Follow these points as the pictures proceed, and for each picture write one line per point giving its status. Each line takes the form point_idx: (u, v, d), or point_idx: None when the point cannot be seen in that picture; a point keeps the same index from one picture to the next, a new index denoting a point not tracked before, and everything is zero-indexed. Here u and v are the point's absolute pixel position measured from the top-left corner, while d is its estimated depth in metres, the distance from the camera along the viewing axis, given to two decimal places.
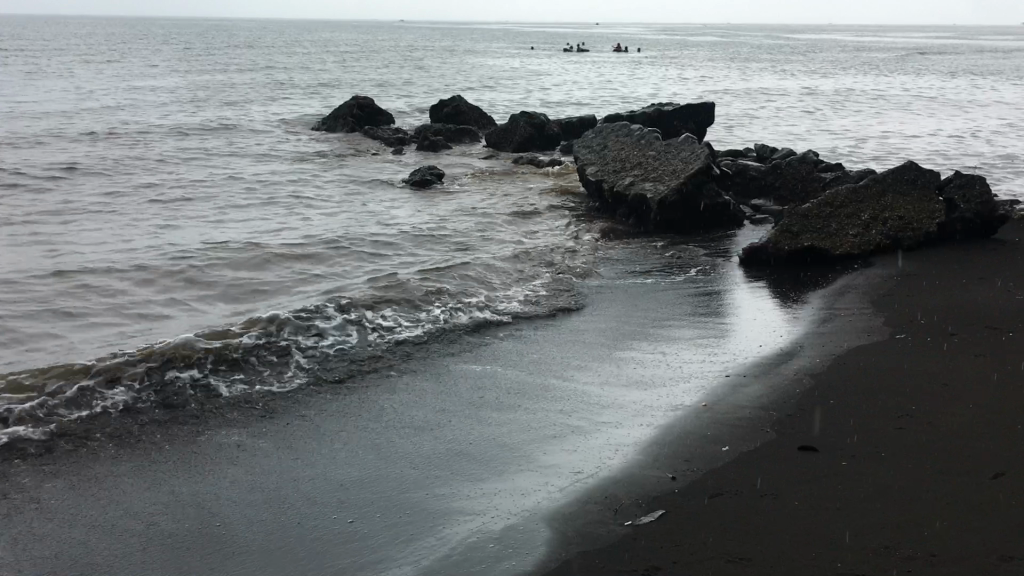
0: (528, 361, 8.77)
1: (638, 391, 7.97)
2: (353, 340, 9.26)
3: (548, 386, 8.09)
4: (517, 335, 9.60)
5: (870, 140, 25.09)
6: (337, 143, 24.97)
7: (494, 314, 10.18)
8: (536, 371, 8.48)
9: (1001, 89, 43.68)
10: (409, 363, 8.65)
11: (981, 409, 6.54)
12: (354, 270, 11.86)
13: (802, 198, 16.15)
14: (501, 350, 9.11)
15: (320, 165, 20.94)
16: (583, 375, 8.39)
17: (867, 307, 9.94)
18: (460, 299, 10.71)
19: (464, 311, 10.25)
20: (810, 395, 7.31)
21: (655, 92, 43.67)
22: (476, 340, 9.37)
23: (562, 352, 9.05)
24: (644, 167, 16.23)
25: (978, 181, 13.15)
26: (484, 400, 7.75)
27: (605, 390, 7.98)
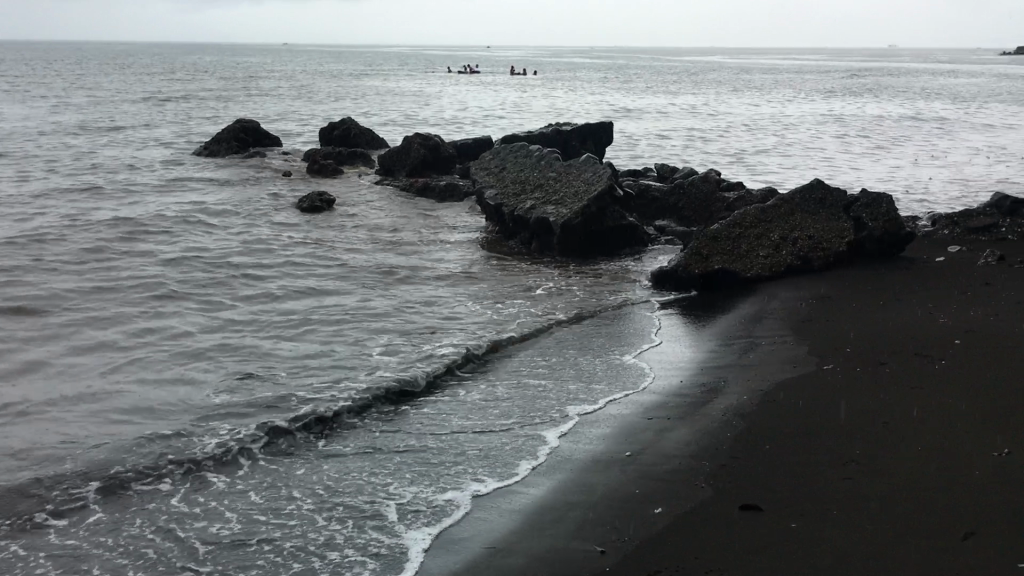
0: (436, 410, 7.79)
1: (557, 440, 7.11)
2: (237, 389, 8.23)
3: (457, 439, 7.13)
4: (420, 372, 8.70)
5: (765, 158, 25.12)
6: (221, 169, 23.69)
7: (394, 352, 9.27)
8: (446, 422, 7.53)
9: (881, 108, 44.98)
10: (297, 415, 7.61)
11: (933, 454, 5.92)
12: (239, 311, 10.85)
13: (706, 218, 15.75)
14: (402, 392, 8.19)
15: (202, 194, 19.72)
16: (498, 423, 7.47)
17: (787, 334, 9.40)
18: (357, 337, 9.81)
19: (359, 351, 9.30)
20: (745, 442, 6.60)
21: (550, 114, 43.51)
22: (368, 381, 8.41)
23: (474, 397, 8.13)
24: (545, 189, 15.59)
25: (884, 199, 12.80)
26: (384, 460, 6.75)
27: (523, 441, 7.09)
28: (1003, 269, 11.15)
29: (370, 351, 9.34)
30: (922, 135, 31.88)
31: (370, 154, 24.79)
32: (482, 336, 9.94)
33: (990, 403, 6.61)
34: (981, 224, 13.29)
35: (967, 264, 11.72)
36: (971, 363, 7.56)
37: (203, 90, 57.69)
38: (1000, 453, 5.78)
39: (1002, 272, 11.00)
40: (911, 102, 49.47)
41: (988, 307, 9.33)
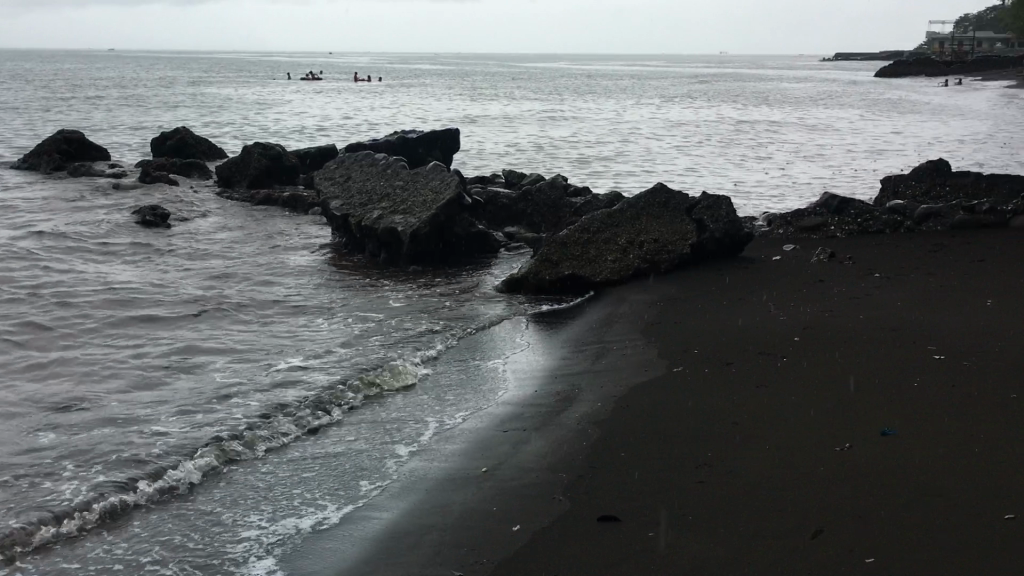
0: (285, 432, 7.44)
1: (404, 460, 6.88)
2: (65, 425, 7.63)
3: (300, 465, 6.81)
4: (267, 394, 8.31)
5: (608, 163, 25.64)
6: (45, 184, 22.22)
7: (239, 375, 8.83)
8: (294, 448, 7.19)
9: (715, 113, 46.88)
10: (132, 448, 7.10)
11: (781, 452, 6.04)
12: (66, 339, 10.12)
13: (554, 223, 15.88)
14: (248, 415, 7.78)
15: (23, 213, 18.42)
16: (346, 446, 7.18)
17: (637, 338, 9.48)
18: (198, 360, 9.31)
19: (200, 377, 8.81)
20: (601, 451, 6.56)
21: (396, 121, 43.14)
22: (205, 407, 7.98)
23: (324, 417, 7.80)
24: (392, 198, 15.33)
25: (723, 201, 13.15)
26: (219, 490, 6.40)
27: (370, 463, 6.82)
28: (834, 267, 11.66)
29: (210, 375, 8.90)
30: (754, 138, 33.40)
31: (207, 165, 23.83)
32: (334, 353, 9.61)
33: (831, 398, 6.82)
34: (812, 222, 13.87)
35: (801, 263, 12.19)
36: (811, 359, 7.80)
37: (27, 99, 54.44)
38: (842, 447, 5.94)
39: (833, 270, 11.50)
40: (742, 107, 51.91)
41: (822, 304, 9.72)
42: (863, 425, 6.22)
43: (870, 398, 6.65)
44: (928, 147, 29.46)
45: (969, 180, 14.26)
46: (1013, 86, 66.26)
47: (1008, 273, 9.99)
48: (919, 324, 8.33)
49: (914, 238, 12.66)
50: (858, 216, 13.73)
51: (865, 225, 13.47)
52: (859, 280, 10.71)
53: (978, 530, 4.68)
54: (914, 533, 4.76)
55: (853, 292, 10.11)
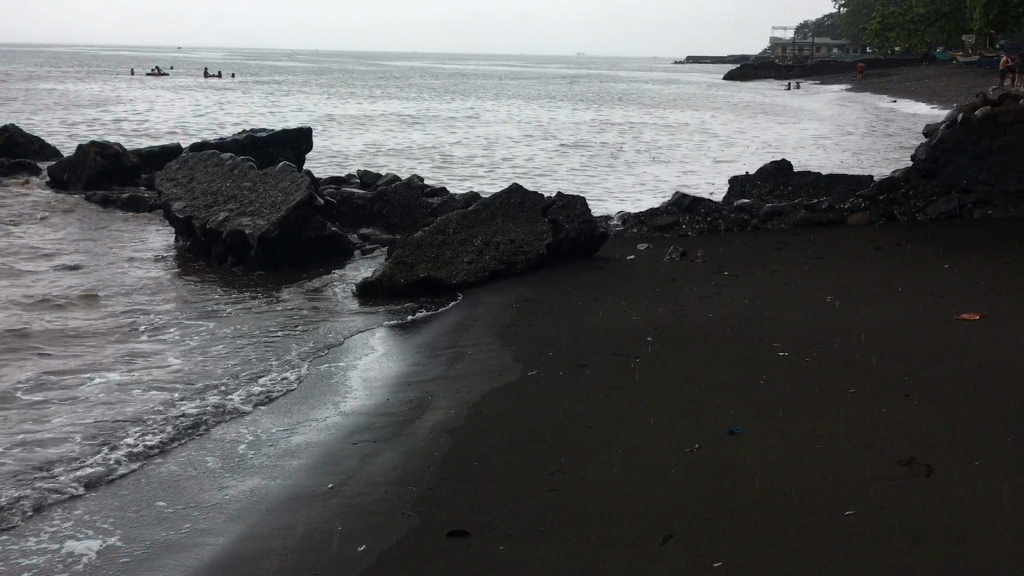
0: (103, 454, 6.95)
1: (240, 483, 6.49)
2: None
3: (121, 491, 6.36)
4: (97, 415, 7.76)
5: (466, 163, 25.53)
6: None
7: (68, 394, 8.22)
8: (125, 471, 6.71)
9: (571, 113, 47.56)
10: None
11: (633, 454, 6.01)
12: None
13: (410, 223, 15.61)
14: (76, 440, 7.23)
15: None
16: (177, 469, 6.74)
17: (492, 342, 9.34)
18: (21, 380, 8.63)
19: (24, 397, 8.15)
20: (452, 461, 6.36)
21: (248, 120, 41.85)
22: (22, 429, 7.40)
23: (158, 435, 7.32)
24: (239, 200, 14.71)
25: (578, 201, 13.16)
26: (40, 524, 5.92)
27: (199, 490, 6.40)
28: (684, 265, 11.86)
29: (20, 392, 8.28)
30: (609, 139, 33.99)
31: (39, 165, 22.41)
32: (172, 366, 9.09)
33: (681, 398, 6.83)
34: (664, 221, 14.10)
35: (654, 262, 12.36)
36: (662, 359, 7.83)
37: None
38: (692, 448, 5.94)
39: (685, 268, 11.69)
40: (600, 108, 52.91)
41: (673, 303, 9.83)
42: (714, 425, 6.24)
43: (719, 397, 6.70)
44: (773, 147, 30.72)
45: (809, 178, 14.82)
46: (850, 90, 70.11)
47: (846, 269, 10.38)
48: (765, 322, 8.50)
49: (760, 236, 13.04)
50: (707, 215, 14.05)
51: (714, 224, 13.79)
52: (708, 279, 10.91)
53: (822, 527, 4.72)
54: (761, 533, 4.76)
55: (703, 291, 10.28)
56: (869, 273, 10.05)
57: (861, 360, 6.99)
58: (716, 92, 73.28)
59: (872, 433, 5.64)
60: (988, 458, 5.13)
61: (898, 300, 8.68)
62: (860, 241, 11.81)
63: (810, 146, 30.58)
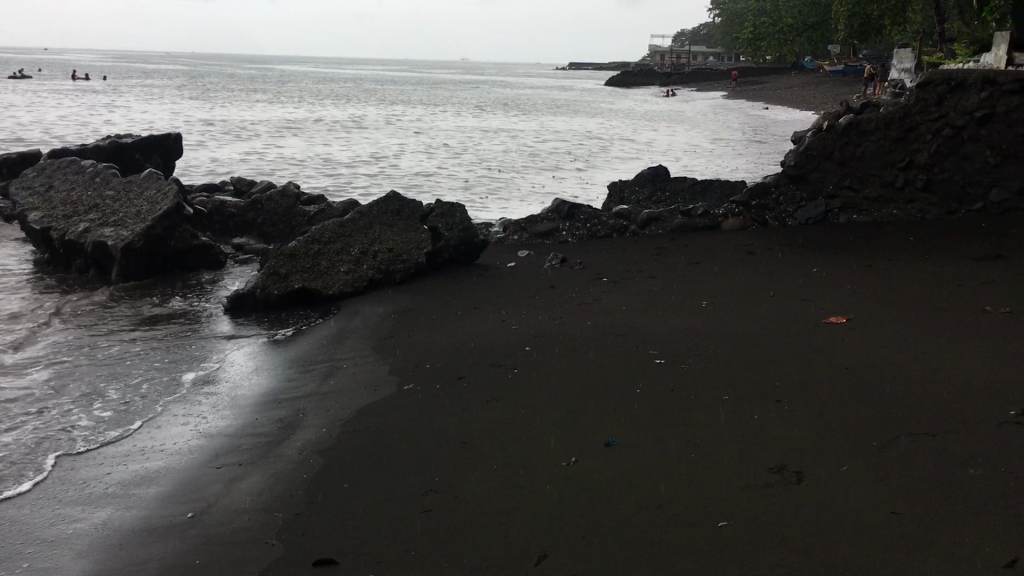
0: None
1: (91, 515, 6.05)
2: None
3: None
4: None
5: (346, 169, 25.05)
6: None
7: None
8: None
9: (454, 119, 47.43)
10: None
11: (508, 469, 5.86)
12: None
13: (286, 232, 15.12)
14: None
15: None
16: (21, 504, 6.24)
17: (369, 354, 9.05)
18: None
19: None
20: (322, 483, 6.08)
21: (116, 125, 40.19)
22: None
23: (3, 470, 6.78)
24: (102, 210, 13.97)
25: (457, 208, 12.94)
26: None
27: (45, 525, 5.93)
28: (564, 272, 11.84)
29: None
30: (492, 145, 34.00)
31: None
32: (23, 390, 8.50)
33: (558, 410, 6.74)
34: (545, 228, 14.07)
35: (535, 268, 12.30)
36: (540, 369, 7.73)
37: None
38: (569, 462, 5.83)
39: (565, 275, 11.67)
40: (483, 113, 52.98)
41: (552, 311, 9.76)
42: (592, 437, 6.16)
43: (597, 407, 6.64)
44: (652, 152, 31.28)
45: (686, 184, 15.06)
46: (725, 97, 72.33)
47: (720, 274, 10.54)
48: (641, 328, 8.53)
49: (638, 241, 13.15)
50: (588, 221, 14.10)
51: (594, 230, 13.86)
52: (587, 285, 10.92)
53: (698, 537, 4.67)
54: (637, 547, 4.67)
55: (582, 298, 10.26)
56: (743, 278, 10.20)
57: (734, 366, 7.05)
58: (596, 98, 74.48)
59: (746, 441, 5.66)
60: (856, 462, 5.18)
61: (768, 305, 8.84)
62: (733, 246, 12.03)
63: (687, 151, 31.26)
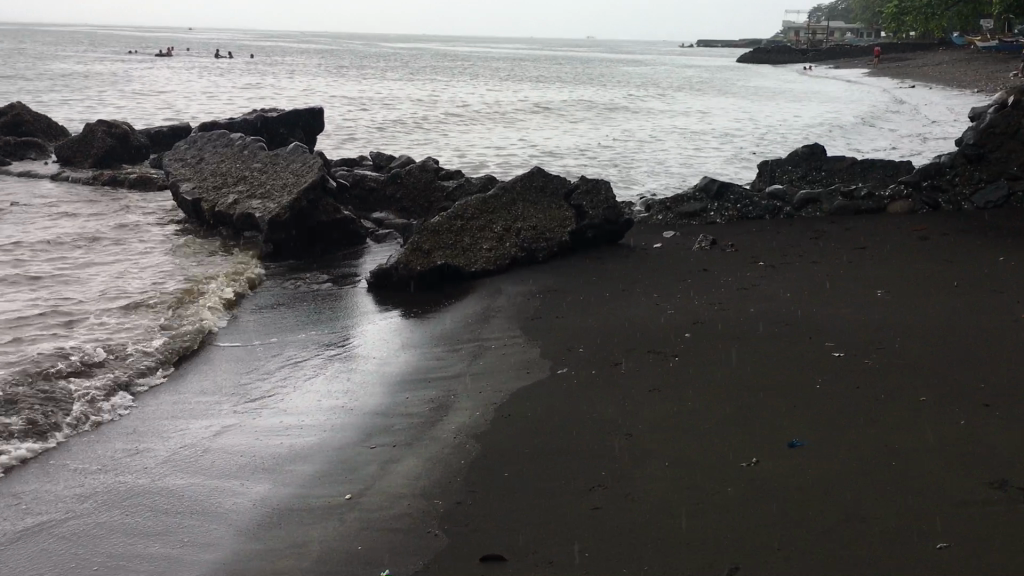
0: (94, 463, 6.43)
1: (257, 485, 6.01)
2: None
3: (117, 500, 5.85)
4: (107, 412, 7.29)
5: (480, 145, 24.94)
6: None
7: (79, 383, 7.77)
8: (133, 474, 6.23)
9: (585, 96, 46.86)
10: None
11: (683, 470, 5.45)
12: None
13: (425, 208, 15.01)
14: (84, 441, 6.78)
15: None
16: (183, 473, 6.22)
17: (517, 335, 8.75)
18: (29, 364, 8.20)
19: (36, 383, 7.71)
20: (482, 471, 5.81)
21: (258, 99, 41.43)
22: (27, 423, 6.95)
23: (166, 438, 6.83)
24: (249, 182, 14.18)
25: (603, 185, 12.48)
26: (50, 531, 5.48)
27: (209, 494, 5.90)
28: (717, 254, 11.25)
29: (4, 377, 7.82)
30: (625, 122, 33.31)
31: (48, 146, 22.23)
32: (183, 358, 8.60)
33: (730, 404, 6.28)
34: (692, 208, 13.47)
35: (683, 250, 11.76)
36: (703, 357, 7.29)
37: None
38: (750, 462, 5.42)
39: (716, 258, 11.08)
40: (613, 90, 52.29)
41: (709, 296, 9.24)
42: (773, 435, 5.72)
43: (774, 402, 6.19)
44: (792, 131, 30.04)
45: (845, 164, 14.25)
46: (867, 74, 69.11)
47: (890, 261, 9.80)
48: (811, 318, 7.98)
49: (795, 224, 12.42)
50: (738, 201, 13.42)
51: (745, 211, 13.20)
52: (744, 269, 10.33)
53: (911, 553, 4.21)
54: (843, 565, 4.20)
55: (739, 282, 9.70)
56: (918, 266, 9.42)
57: (927, 365, 6.45)
58: (728, 76, 72.47)
59: (955, 451, 5.12)
60: None
61: (953, 296, 8.12)
62: (902, 231, 11.20)
63: (828, 130, 29.89)
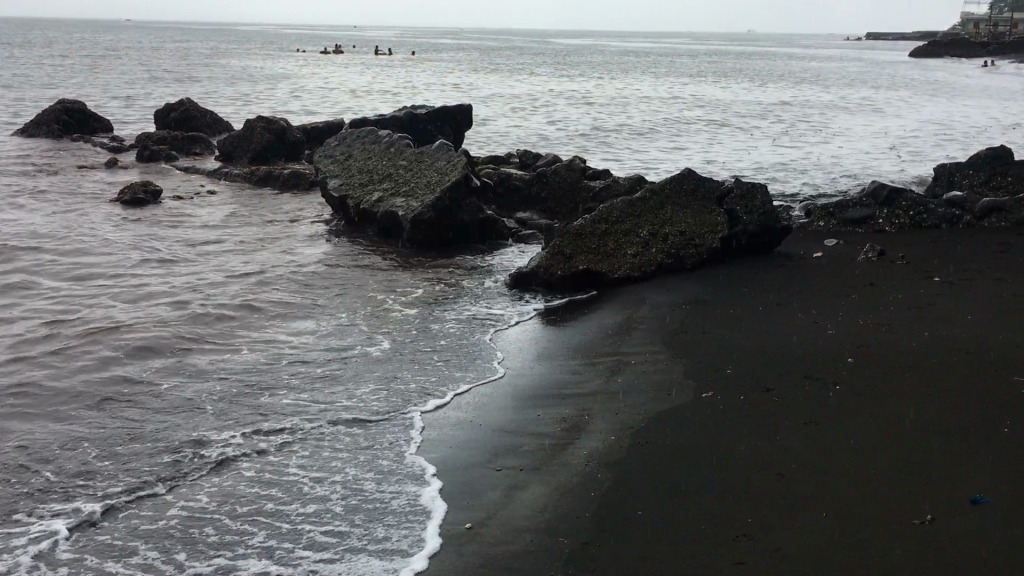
0: (223, 462, 6.22)
1: (387, 503, 5.60)
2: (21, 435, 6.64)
3: (243, 508, 5.58)
4: (241, 405, 7.20)
5: (631, 144, 24.28)
6: (49, 153, 21.59)
7: (219, 378, 7.76)
8: (260, 471, 6.06)
9: (743, 93, 45.18)
10: (85, 469, 6.09)
11: (840, 526, 4.78)
12: (38, 325, 9.20)
13: (570, 209, 14.53)
14: (218, 432, 6.69)
15: (21, 183, 17.63)
16: (311, 482, 5.90)
17: (660, 351, 8.16)
18: (174, 357, 8.30)
19: (177, 379, 7.75)
20: (612, 508, 5.31)
21: (413, 96, 42.08)
22: (164, 416, 6.96)
23: (296, 435, 6.62)
24: (395, 179, 14.09)
25: (759, 189, 11.65)
26: (178, 523, 5.42)
27: (337, 509, 5.51)
28: (885, 267, 10.29)
29: (139, 375, 7.87)
30: (786, 120, 31.85)
31: (211, 141, 23.10)
32: (319, 354, 8.46)
33: (897, 446, 5.52)
34: (858, 214, 12.46)
35: (847, 261, 10.83)
36: (868, 386, 6.54)
37: (52, 67, 53.87)
38: (923, 520, 4.70)
39: (884, 271, 10.12)
40: (777, 87, 50.14)
41: (875, 315, 8.37)
42: (952, 487, 4.97)
43: (953, 446, 5.41)
44: (975, 131, 27.75)
45: None
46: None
47: None
48: (997, 346, 7.06)
49: (976, 235, 11.27)
50: (911, 208, 12.32)
51: (918, 219, 12.09)
52: (916, 285, 9.36)
53: None
54: None
55: (910, 300, 8.77)
56: None
57: None
58: (897, 72, 68.64)
59: None
60: None
61: None
62: None
63: (1015, 130, 27.47)
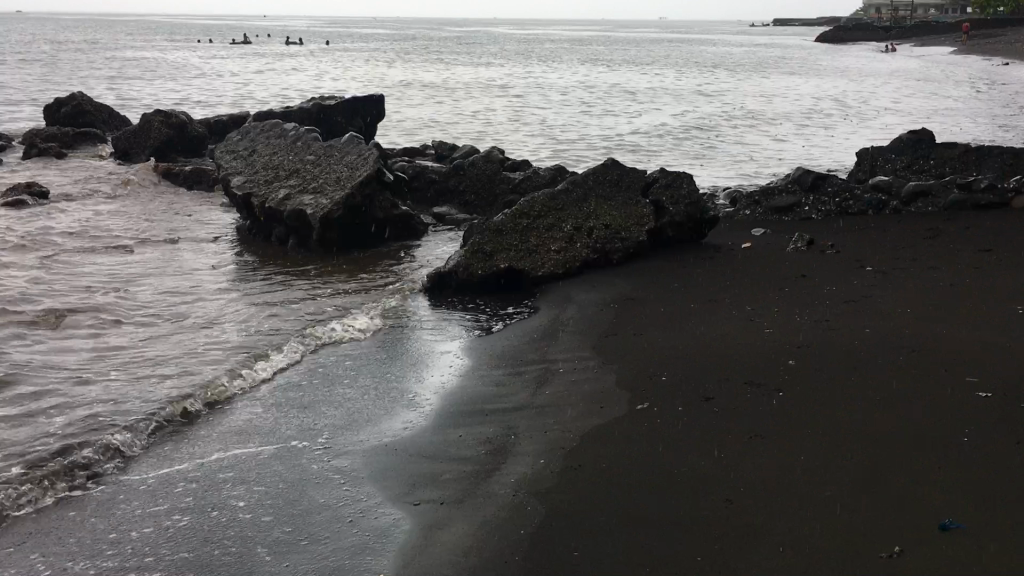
0: (109, 501, 5.52)
1: (311, 548, 4.94)
2: None
3: (124, 560, 4.88)
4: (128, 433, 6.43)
5: (547, 132, 23.73)
6: None
7: (102, 401, 6.99)
8: (146, 515, 5.35)
9: (658, 79, 44.99)
10: None
11: (802, 563, 4.26)
12: None
13: (489, 203, 13.91)
14: (103, 470, 5.93)
15: None
16: (214, 526, 5.20)
17: (589, 357, 7.59)
18: (56, 379, 7.50)
19: (55, 404, 6.97)
20: (547, 549, 4.71)
21: (323, 87, 40.85)
22: (40, 447, 6.20)
23: (186, 472, 5.87)
24: (302, 175, 13.26)
25: (685, 178, 11.17)
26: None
27: (284, 558, 4.86)
28: (816, 257, 9.93)
29: (4, 398, 7.10)
30: (701, 106, 31.68)
31: (107, 137, 21.82)
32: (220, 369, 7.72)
33: (852, 466, 5.05)
34: (785, 201, 12.14)
35: (776, 251, 10.47)
36: (812, 394, 6.07)
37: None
38: (893, 552, 4.22)
39: (816, 262, 9.75)
40: (698, 74, 49.97)
41: (813, 310, 7.94)
42: (919, 513, 4.50)
43: (914, 465, 4.95)
44: (892, 114, 27.83)
45: (957, 152, 12.77)
46: (958, 52, 65.62)
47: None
48: (943, 343, 6.67)
49: (904, 220, 11.04)
50: (837, 194, 12.09)
51: (844, 205, 11.83)
52: (851, 276, 8.98)
53: None
54: None
55: (848, 293, 8.37)
56: None
57: None
58: (805, 56, 69.58)
59: None
60: None
61: None
62: None
63: (933, 112, 27.58)
